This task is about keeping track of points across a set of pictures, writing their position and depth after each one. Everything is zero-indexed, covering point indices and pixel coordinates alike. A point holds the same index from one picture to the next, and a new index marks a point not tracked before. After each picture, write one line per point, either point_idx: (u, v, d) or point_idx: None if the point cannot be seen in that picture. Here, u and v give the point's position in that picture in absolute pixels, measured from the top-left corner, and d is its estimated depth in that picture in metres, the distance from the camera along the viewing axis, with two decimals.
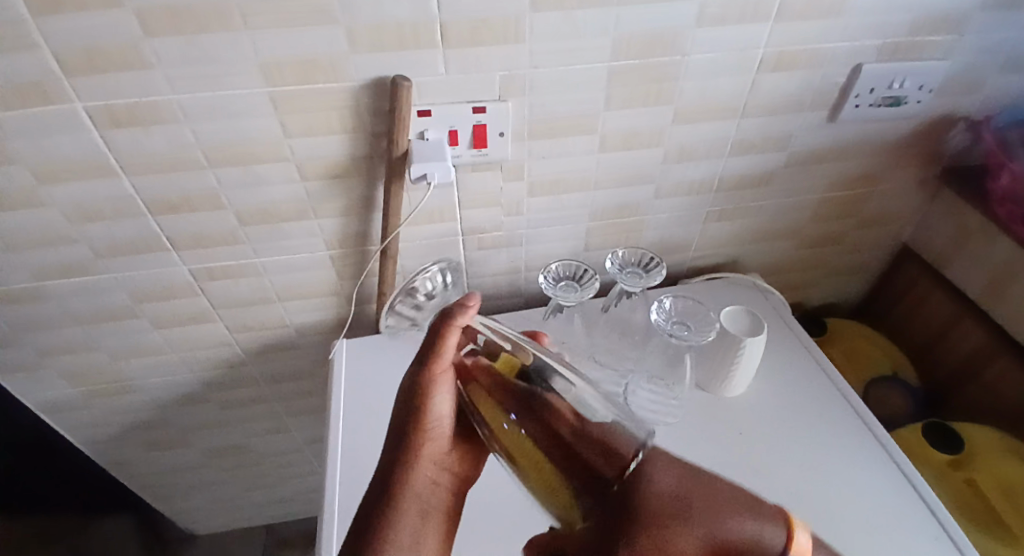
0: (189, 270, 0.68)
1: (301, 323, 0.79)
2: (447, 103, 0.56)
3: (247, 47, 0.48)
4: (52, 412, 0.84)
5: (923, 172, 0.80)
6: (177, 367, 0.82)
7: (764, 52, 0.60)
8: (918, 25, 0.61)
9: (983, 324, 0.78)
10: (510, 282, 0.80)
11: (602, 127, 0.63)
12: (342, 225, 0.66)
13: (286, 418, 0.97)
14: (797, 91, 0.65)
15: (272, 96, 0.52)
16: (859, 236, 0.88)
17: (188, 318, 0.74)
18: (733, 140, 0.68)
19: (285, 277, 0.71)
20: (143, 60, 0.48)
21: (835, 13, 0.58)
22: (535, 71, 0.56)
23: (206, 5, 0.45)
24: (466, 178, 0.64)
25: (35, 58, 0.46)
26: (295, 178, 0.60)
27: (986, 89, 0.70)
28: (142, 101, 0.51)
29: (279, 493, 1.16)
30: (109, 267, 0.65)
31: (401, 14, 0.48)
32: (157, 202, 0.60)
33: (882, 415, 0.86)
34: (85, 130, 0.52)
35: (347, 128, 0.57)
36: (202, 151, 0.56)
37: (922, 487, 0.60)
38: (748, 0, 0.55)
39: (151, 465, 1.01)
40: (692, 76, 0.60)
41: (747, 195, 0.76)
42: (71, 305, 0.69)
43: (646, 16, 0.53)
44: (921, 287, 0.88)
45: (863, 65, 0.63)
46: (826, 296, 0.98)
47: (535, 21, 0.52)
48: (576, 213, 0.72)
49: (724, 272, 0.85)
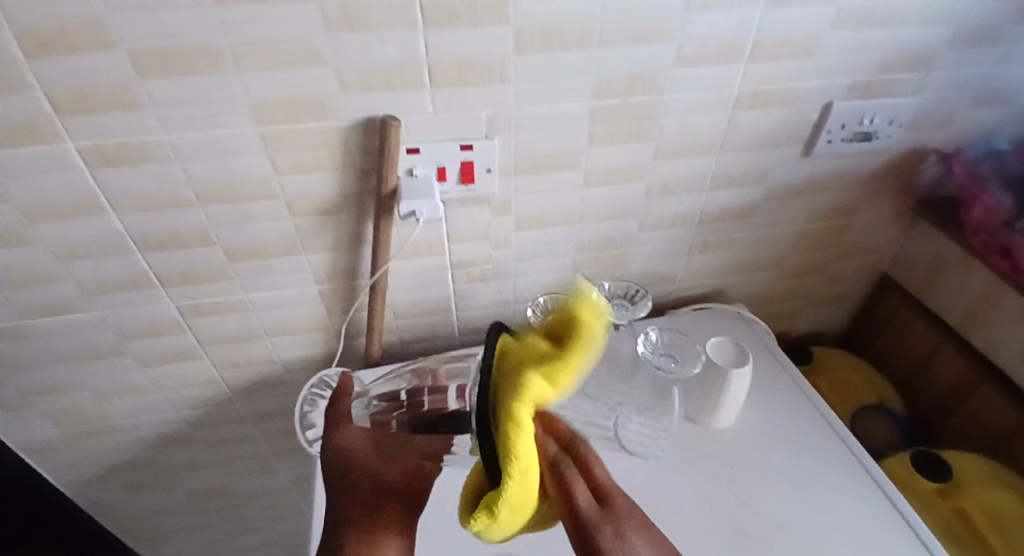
0: (176, 307, 0.67)
1: (288, 359, 0.78)
2: (435, 141, 0.58)
3: (240, 88, 0.50)
4: (30, 454, 0.82)
5: (898, 203, 0.82)
6: (160, 406, 0.81)
7: (739, 90, 0.62)
8: (884, 64, 0.64)
9: (964, 352, 0.80)
10: (499, 315, 0.80)
11: (587, 162, 0.64)
12: (330, 260, 0.67)
13: (271, 458, 0.95)
14: (772, 127, 0.67)
15: (262, 134, 0.54)
16: (840, 266, 0.89)
17: (173, 355, 0.73)
18: (713, 174, 0.70)
19: (273, 312, 0.71)
20: (137, 100, 0.49)
21: (805, 54, 0.61)
22: (520, 109, 0.58)
23: (201, 48, 0.47)
24: (454, 213, 0.66)
25: (31, 100, 0.47)
26: (285, 215, 0.61)
27: (952, 125, 0.73)
28: (135, 141, 0.52)
29: (263, 537, 1.13)
30: (95, 304, 0.65)
31: (390, 56, 0.50)
32: (147, 239, 0.60)
33: (872, 445, 0.86)
34: (76, 169, 0.52)
35: (337, 166, 0.58)
36: (192, 189, 0.57)
37: (912, 518, 0.59)
38: (721, 43, 0.57)
39: (130, 509, 0.98)
40: (672, 113, 0.62)
41: (730, 227, 0.78)
42: (54, 343, 0.68)
43: (626, 57, 0.56)
44: (902, 315, 0.89)
45: (833, 103, 0.66)
46: (811, 325, 0.99)
47: (520, 63, 0.54)
48: (563, 246, 0.73)
49: (710, 303, 0.86)
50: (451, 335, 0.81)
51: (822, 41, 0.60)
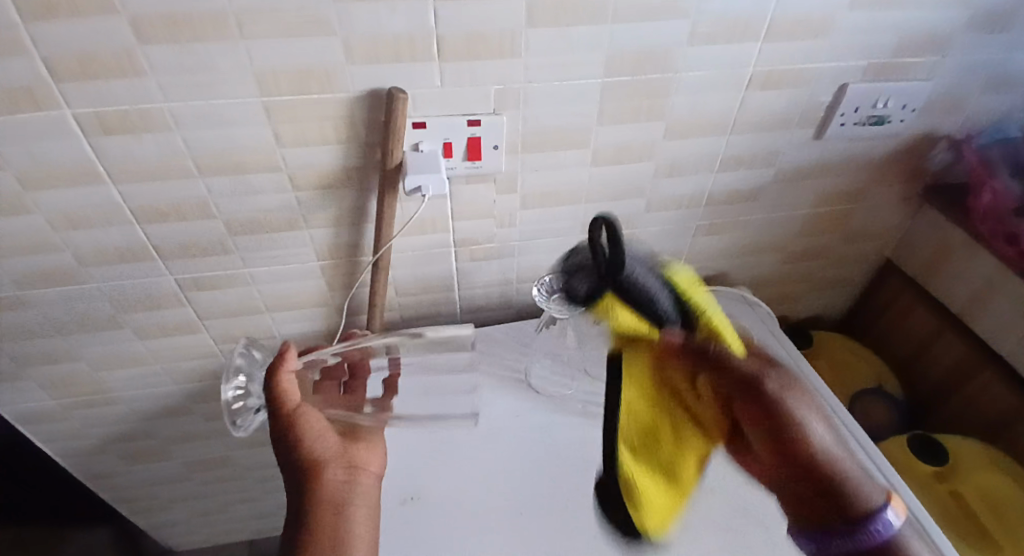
0: (176, 280, 0.67)
1: (290, 334, 0.78)
2: (442, 115, 0.56)
3: (242, 56, 0.48)
4: (30, 423, 0.82)
5: (906, 189, 0.81)
6: (161, 378, 0.80)
7: (754, 70, 0.61)
8: (903, 45, 0.63)
9: (963, 337, 0.80)
10: (502, 293, 0.80)
11: (595, 141, 0.63)
12: (333, 235, 0.66)
13: (272, 430, 0.95)
14: (784, 109, 0.66)
15: (265, 105, 0.52)
16: (844, 251, 0.89)
17: (173, 328, 0.73)
18: (723, 155, 0.69)
19: (274, 287, 0.71)
20: (135, 66, 0.47)
21: (822, 33, 0.59)
22: (530, 84, 0.56)
23: (200, 13, 0.45)
24: (459, 190, 0.64)
25: (24, 63, 0.45)
26: (287, 188, 0.60)
27: (966, 110, 0.72)
28: (134, 109, 0.50)
29: (264, 506, 1.14)
30: (93, 276, 0.64)
31: (397, 26, 0.49)
32: (146, 210, 0.59)
33: (867, 428, 0.87)
34: (74, 137, 0.51)
35: (342, 139, 0.56)
36: (193, 160, 0.55)
37: (909, 497, 0.60)
38: (737, 19, 0.56)
39: (132, 478, 0.98)
40: (684, 92, 0.61)
41: (736, 209, 0.77)
42: (53, 314, 0.67)
43: (640, 33, 0.54)
44: (904, 301, 0.89)
45: (848, 85, 0.65)
46: (812, 309, 1.00)
47: (531, 36, 0.52)
48: (568, 226, 0.72)
49: (712, 285, 0.86)
50: (454, 312, 0.81)
51: (842, 21, 0.58)
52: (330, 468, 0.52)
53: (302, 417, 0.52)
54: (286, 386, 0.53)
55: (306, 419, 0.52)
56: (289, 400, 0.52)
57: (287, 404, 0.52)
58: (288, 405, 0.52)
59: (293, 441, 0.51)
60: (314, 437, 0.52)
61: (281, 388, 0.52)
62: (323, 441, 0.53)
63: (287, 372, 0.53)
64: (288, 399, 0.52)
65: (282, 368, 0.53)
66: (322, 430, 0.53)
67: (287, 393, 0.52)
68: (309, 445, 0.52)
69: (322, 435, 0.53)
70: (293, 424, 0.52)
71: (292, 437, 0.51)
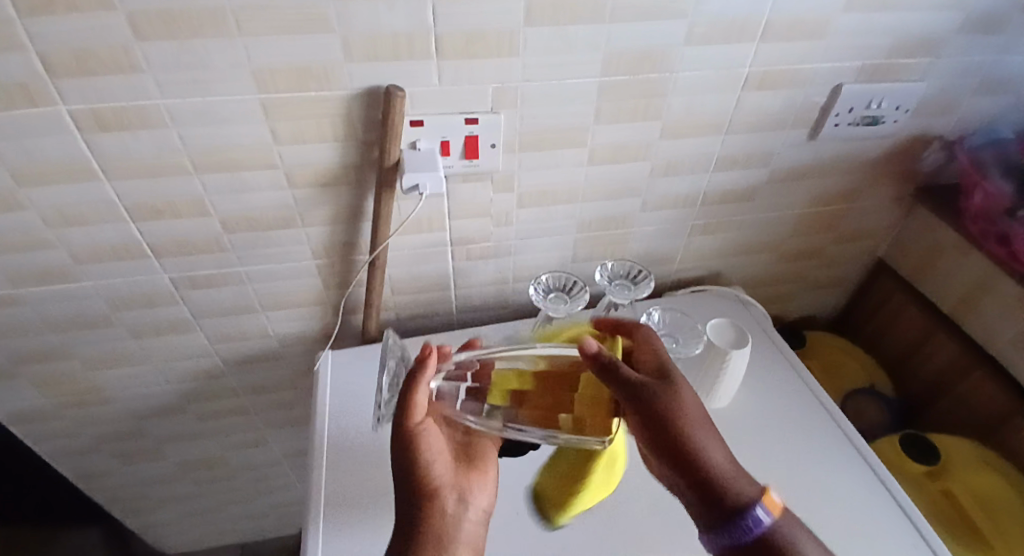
0: (171, 278, 0.66)
1: (286, 333, 0.78)
2: (440, 114, 0.56)
3: (240, 53, 0.48)
4: (21, 423, 0.81)
5: (898, 190, 0.82)
6: (155, 377, 0.80)
7: (749, 71, 0.61)
8: (896, 48, 0.63)
9: (954, 337, 0.81)
10: (498, 293, 0.80)
11: (592, 140, 0.63)
12: (329, 233, 0.66)
13: (266, 430, 0.95)
14: (780, 110, 0.66)
15: (263, 102, 0.52)
16: (838, 251, 0.90)
17: (168, 326, 0.72)
18: (718, 155, 0.70)
19: (270, 285, 0.70)
20: (132, 62, 0.47)
21: (817, 35, 0.60)
22: (528, 84, 0.56)
23: (199, 9, 0.45)
24: (456, 189, 0.64)
25: (19, 58, 0.45)
26: (283, 186, 0.60)
27: (958, 112, 0.73)
28: (130, 105, 0.50)
29: (257, 507, 1.14)
30: (87, 273, 0.63)
31: (396, 24, 0.49)
32: (141, 208, 0.58)
33: (860, 427, 0.88)
34: (68, 132, 0.50)
35: (339, 136, 0.56)
36: (189, 157, 0.55)
37: (900, 493, 0.61)
38: (734, 21, 0.56)
39: (124, 478, 0.98)
40: (680, 93, 0.61)
41: (732, 208, 0.78)
42: (46, 312, 0.67)
43: (638, 33, 0.55)
44: (896, 301, 0.90)
45: (842, 86, 0.65)
46: (805, 309, 1.00)
47: (529, 35, 0.52)
48: (564, 225, 0.73)
49: (707, 285, 0.86)
50: (450, 311, 0.81)
51: (837, 23, 0.59)
52: (438, 481, 0.48)
53: (424, 436, 0.48)
54: (415, 397, 0.49)
55: (427, 438, 0.49)
56: (416, 413, 0.48)
57: (411, 419, 0.48)
58: (414, 420, 0.48)
59: (417, 464, 0.47)
60: (430, 456, 0.48)
61: (411, 398, 0.49)
62: (438, 461, 0.49)
63: (424, 382, 0.50)
64: (415, 414, 0.48)
65: (419, 377, 0.50)
66: (441, 449, 0.49)
67: (417, 402, 0.49)
68: (425, 463, 0.48)
69: (435, 440, 0.49)
70: (416, 441, 0.48)
71: (413, 456, 0.47)
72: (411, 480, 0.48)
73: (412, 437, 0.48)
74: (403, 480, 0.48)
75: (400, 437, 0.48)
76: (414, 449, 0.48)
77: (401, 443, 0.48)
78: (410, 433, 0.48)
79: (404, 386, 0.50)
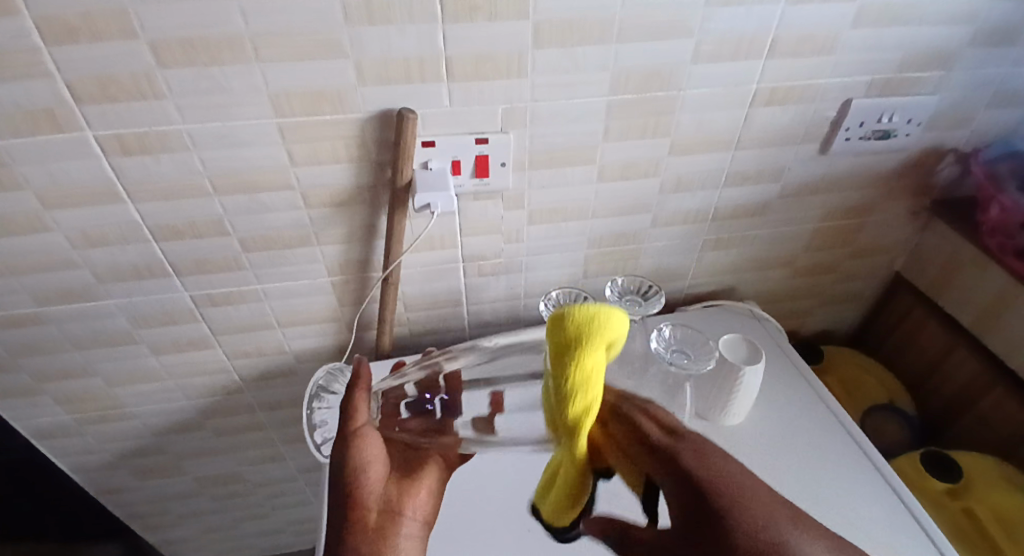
0: (191, 296, 0.68)
1: (301, 349, 0.79)
2: (451, 134, 0.58)
3: (258, 79, 0.50)
4: (43, 438, 0.83)
5: (913, 203, 0.81)
6: (172, 393, 0.81)
7: (758, 87, 0.62)
8: (905, 61, 0.63)
9: (976, 353, 0.79)
10: (510, 309, 0.80)
11: (602, 157, 0.64)
12: (344, 252, 0.67)
13: (281, 446, 0.96)
14: (789, 124, 0.67)
15: (280, 125, 0.54)
16: (853, 265, 0.89)
17: (186, 343, 0.74)
18: (728, 171, 0.70)
19: (286, 302, 0.72)
20: (155, 89, 0.49)
21: (825, 51, 0.60)
22: (537, 103, 0.57)
23: (219, 37, 0.47)
24: (468, 207, 0.65)
25: (49, 87, 0.47)
26: (299, 206, 0.61)
27: (971, 124, 0.72)
28: (152, 130, 0.52)
29: (273, 522, 1.14)
30: (109, 291, 0.65)
31: (408, 48, 0.50)
32: (163, 228, 0.60)
33: (880, 445, 0.86)
34: (95, 157, 0.53)
35: (352, 157, 0.58)
36: (209, 179, 0.57)
37: (926, 521, 0.59)
38: (740, 38, 0.57)
39: (142, 494, 0.99)
40: (688, 110, 0.62)
41: (744, 223, 0.78)
42: (69, 330, 0.69)
43: (647, 52, 0.55)
44: (915, 316, 0.89)
45: (852, 100, 0.65)
46: (821, 324, 0.99)
47: (538, 56, 0.53)
48: (575, 241, 0.73)
49: (722, 300, 0.86)
50: (462, 328, 0.81)
51: (844, 38, 0.59)
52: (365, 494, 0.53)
53: (359, 442, 0.54)
54: (357, 409, 0.56)
55: (364, 448, 0.53)
56: (355, 421, 0.55)
57: (353, 424, 0.55)
58: (354, 426, 0.55)
59: (351, 465, 0.53)
60: (363, 466, 0.53)
61: (354, 410, 0.55)
62: (375, 477, 0.53)
63: (364, 390, 0.57)
64: (356, 420, 0.55)
65: (357, 388, 0.57)
66: (370, 463, 0.53)
67: (358, 412, 0.55)
68: (358, 471, 0.53)
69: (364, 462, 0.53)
70: (353, 446, 0.54)
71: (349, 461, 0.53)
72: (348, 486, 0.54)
73: (352, 440, 0.54)
74: (339, 480, 0.54)
75: (342, 438, 0.55)
76: (351, 454, 0.53)
77: (342, 444, 0.54)
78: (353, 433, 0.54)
79: (346, 398, 0.57)
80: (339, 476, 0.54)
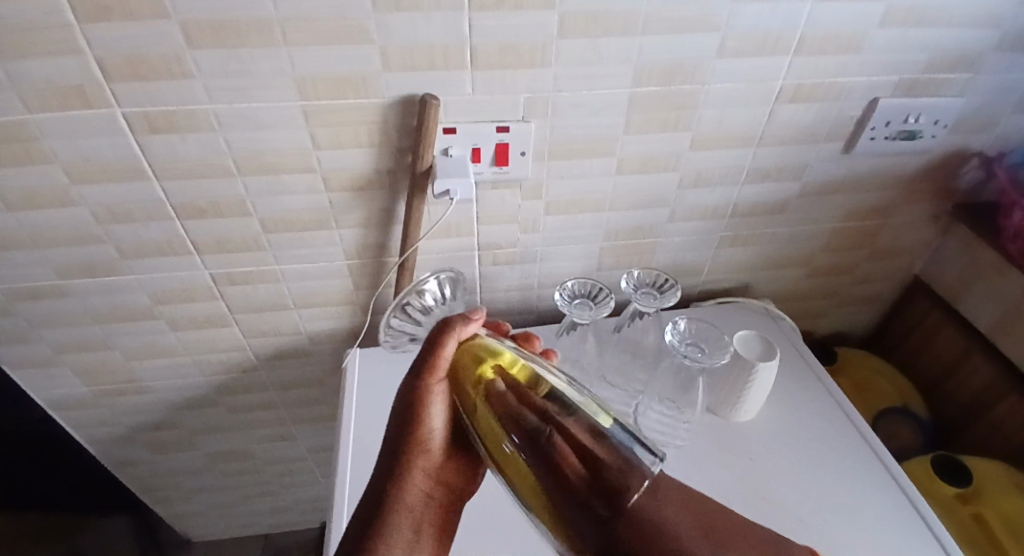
0: (211, 274, 0.69)
1: (315, 331, 0.80)
2: (472, 122, 0.58)
3: (285, 62, 0.50)
4: (63, 408, 0.85)
5: (935, 207, 0.80)
6: (189, 369, 0.83)
7: (782, 84, 0.61)
8: (934, 62, 0.62)
9: (991, 360, 0.79)
10: (523, 299, 0.81)
11: (621, 150, 0.64)
12: (361, 236, 0.68)
13: (293, 425, 0.97)
14: (811, 123, 0.66)
15: (304, 109, 0.54)
16: (871, 267, 0.88)
17: (204, 321, 0.75)
18: (748, 168, 0.69)
19: (303, 284, 0.73)
20: (183, 69, 0.49)
21: (852, 50, 0.59)
22: (559, 94, 0.57)
23: (248, 20, 0.47)
24: (486, 196, 0.66)
25: (80, 63, 0.48)
26: (319, 189, 0.62)
27: (999, 129, 0.71)
28: (179, 109, 0.52)
29: (281, 500, 1.16)
30: (131, 267, 0.67)
31: (433, 35, 0.50)
32: (186, 207, 0.61)
33: (891, 448, 0.86)
34: (122, 134, 0.53)
35: (374, 142, 0.58)
36: (233, 160, 0.57)
37: (935, 523, 0.59)
38: (766, 34, 0.56)
39: (156, 467, 1.01)
40: (710, 105, 0.61)
41: (763, 221, 0.77)
42: (91, 303, 0.70)
43: (672, 45, 0.55)
44: (931, 321, 0.88)
45: (879, 100, 0.64)
46: (836, 325, 0.98)
47: (562, 47, 0.53)
48: (591, 233, 0.73)
49: (736, 297, 0.85)
50: None
51: (873, 36, 0.58)
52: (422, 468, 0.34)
53: (438, 390, 0.36)
54: (441, 351, 0.37)
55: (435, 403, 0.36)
56: (436, 367, 0.37)
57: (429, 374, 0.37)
58: (435, 374, 0.37)
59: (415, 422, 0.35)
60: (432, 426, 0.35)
61: (434, 352, 0.37)
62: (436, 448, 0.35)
63: (455, 336, 0.38)
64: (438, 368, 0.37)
65: (454, 331, 0.38)
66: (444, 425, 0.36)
67: (439, 358, 0.37)
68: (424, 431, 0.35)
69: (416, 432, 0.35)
70: (424, 401, 0.36)
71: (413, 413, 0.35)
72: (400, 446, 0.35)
73: (419, 393, 0.36)
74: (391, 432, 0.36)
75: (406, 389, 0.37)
76: (420, 407, 0.36)
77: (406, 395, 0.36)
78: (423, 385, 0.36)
79: (433, 335, 0.38)
80: (392, 435, 0.36)
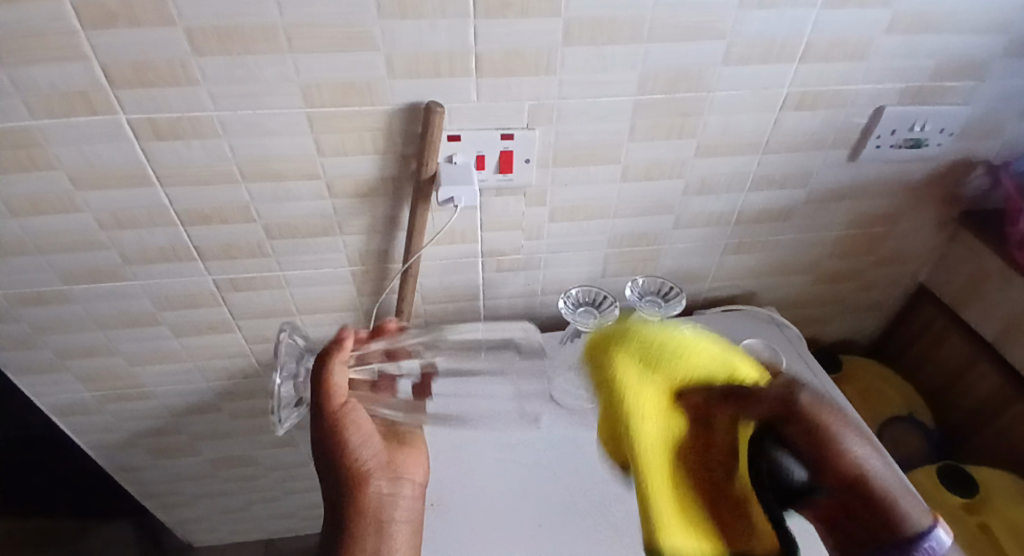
0: (214, 280, 0.69)
1: (319, 337, 0.80)
2: (477, 129, 0.58)
3: (290, 68, 0.50)
4: (65, 413, 0.85)
5: (941, 214, 0.80)
6: (191, 375, 0.83)
7: (788, 91, 0.61)
8: (941, 69, 0.62)
9: (998, 368, 0.78)
10: (527, 305, 0.81)
11: (626, 157, 0.64)
12: (365, 242, 0.68)
13: (295, 431, 0.97)
14: (817, 130, 0.66)
15: (309, 115, 0.54)
16: (876, 275, 0.88)
17: (207, 326, 0.75)
18: (753, 175, 0.69)
19: (307, 291, 0.72)
20: (188, 76, 0.49)
21: (858, 57, 0.59)
22: (564, 101, 0.57)
23: (253, 27, 0.47)
24: (490, 202, 0.66)
25: (86, 70, 0.48)
26: (324, 195, 0.62)
27: (1005, 136, 0.70)
28: (184, 116, 0.52)
29: (283, 506, 1.16)
30: (135, 273, 0.67)
31: (438, 42, 0.50)
32: (190, 213, 0.61)
33: (896, 457, 0.85)
34: (127, 140, 0.54)
35: (378, 149, 0.58)
36: (237, 166, 0.57)
37: (942, 532, 0.58)
38: (772, 41, 0.56)
39: (158, 472, 1.01)
40: (716, 112, 0.61)
41: (768, 228, 0.77)
42: (95, 309, 0.70)
43: (677, 52, 0.55)
44: (937, 329, 0.87)
45: (884, 107, 0.64)
46: (841, 333, 0.98)
47: (567, 54, 0.53)
48: (595, 239, 0.73)
49: (740, 305, 0.85)
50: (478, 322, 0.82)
51: (879, 44, 0.58)
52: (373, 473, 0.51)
53: (349, 409, 0.52)
54: (332, 381, 0.52)
55: (355, 425, 0.51)
56: (330, 380, 0.52)
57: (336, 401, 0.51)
58: (338, 401, 0.52)
59: (342, 448, 0.50)
60: (361, 439, 0.51)
61: (326, 384, 0.52)
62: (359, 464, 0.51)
63: (341, 361, 0.54)
64: (336, 397, 0.51)
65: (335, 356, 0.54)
66: (369, 432, 0.52)
67: (336, 387, 0.52)
68: (352, 449, 0.50)
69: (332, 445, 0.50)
70: (341, 425, 0.51)
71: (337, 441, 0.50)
72: (334, 464, 0.50)
73: (336, 420, 0.51)
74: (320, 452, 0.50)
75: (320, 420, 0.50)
76: (338, 432, 0.50)
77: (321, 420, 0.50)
78: (333, 417, 0.51)
79: (319, 370, 0.53)
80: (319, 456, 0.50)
